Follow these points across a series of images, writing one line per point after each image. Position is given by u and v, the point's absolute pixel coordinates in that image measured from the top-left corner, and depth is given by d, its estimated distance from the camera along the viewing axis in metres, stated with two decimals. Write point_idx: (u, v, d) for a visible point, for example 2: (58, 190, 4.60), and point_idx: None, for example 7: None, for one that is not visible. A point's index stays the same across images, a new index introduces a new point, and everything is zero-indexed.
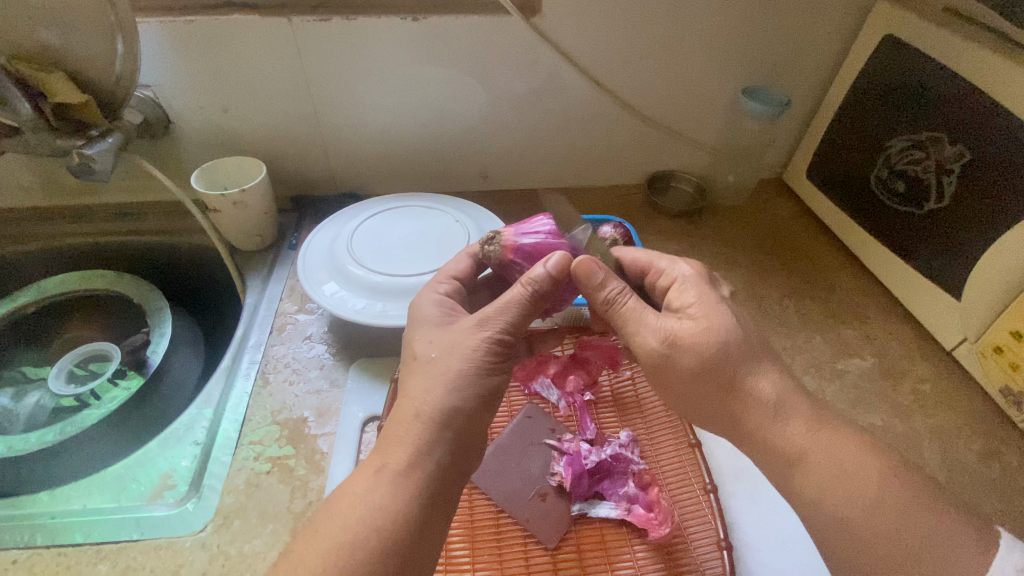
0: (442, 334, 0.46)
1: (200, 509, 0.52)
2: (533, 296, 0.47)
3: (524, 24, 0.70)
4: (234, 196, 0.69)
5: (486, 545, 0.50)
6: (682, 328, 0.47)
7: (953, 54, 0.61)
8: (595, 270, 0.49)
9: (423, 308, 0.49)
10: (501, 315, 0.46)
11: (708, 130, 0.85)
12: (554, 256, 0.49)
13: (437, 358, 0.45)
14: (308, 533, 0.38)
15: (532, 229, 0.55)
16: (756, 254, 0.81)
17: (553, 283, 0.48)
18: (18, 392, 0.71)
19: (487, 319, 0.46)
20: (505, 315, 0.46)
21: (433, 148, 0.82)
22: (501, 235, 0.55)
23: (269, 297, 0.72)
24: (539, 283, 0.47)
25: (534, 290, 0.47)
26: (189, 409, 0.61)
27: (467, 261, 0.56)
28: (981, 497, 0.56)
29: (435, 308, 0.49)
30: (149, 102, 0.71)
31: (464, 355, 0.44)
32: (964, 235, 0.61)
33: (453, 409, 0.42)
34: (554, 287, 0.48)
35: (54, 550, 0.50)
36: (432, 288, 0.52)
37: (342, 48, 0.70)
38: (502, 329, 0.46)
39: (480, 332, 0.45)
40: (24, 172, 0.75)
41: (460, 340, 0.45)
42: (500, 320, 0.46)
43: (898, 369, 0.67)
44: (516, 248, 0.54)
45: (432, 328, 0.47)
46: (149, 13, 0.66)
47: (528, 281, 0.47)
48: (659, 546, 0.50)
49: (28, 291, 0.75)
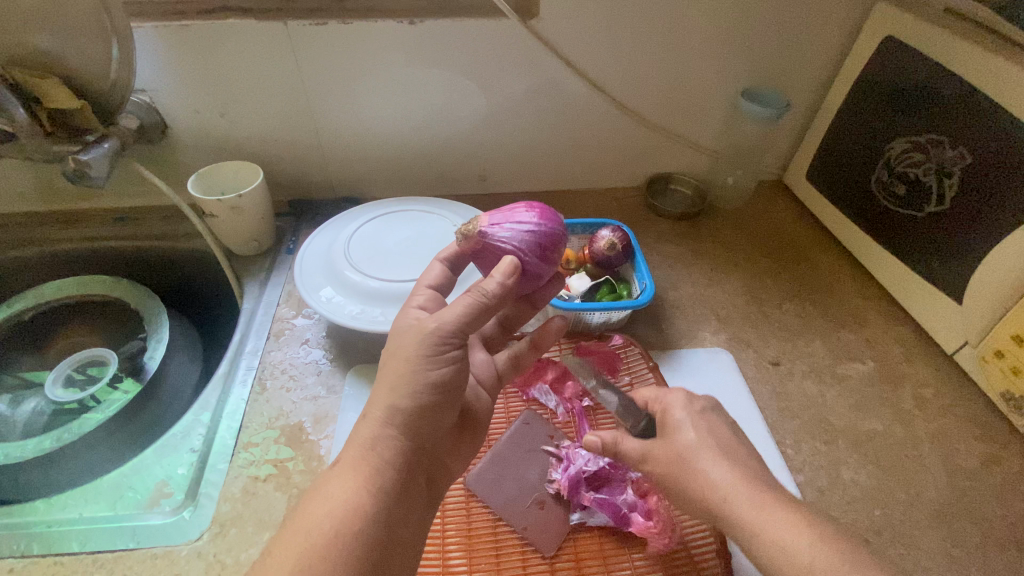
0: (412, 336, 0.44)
1: (197, 518, 0.52)
2: (474, 307, 0.44)
3: (522, 27, 0.69)
4: (230, 201, 0.69)
5: (483, 552, 0.50)
6: None
7: (956, 57, 0.60)
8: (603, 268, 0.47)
9: (399, 317, 0.47)
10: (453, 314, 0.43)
11: (706, 132, 0.84)
12: (503, 264, 0.45)
13: (432, 373, 0.42)
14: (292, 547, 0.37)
15: (511, 221, 0.50)
16: (755, 256, 0.81)
17: (499, 295, 0.44)
18: (16, 399, 0.71)
19: (436, 321, 0.43)
20: (446, 317, 0.43)
21: (431, 151, 0.82)
22: (478, 223, 0.51)
23: (266, 302, 0.72)
24: (488, 289, 0.44)
25: (481, 297, 0.44)
26: (186, 415, 0.61)
27: (445, 273, 0.53)
28: (982, 503, 0.55)
29: (413, 314, 0.47)
30: (146, 106, 0.71)
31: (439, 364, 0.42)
32: (966, 238, 0.61)
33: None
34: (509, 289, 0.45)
35: (51, 559, 0.50)
36: (410, 300, 0.49)
37: (338, 52, 0.69)
38: (444, 332, 0.43)
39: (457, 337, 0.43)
40: (22, 177, 0.75)
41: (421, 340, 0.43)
42: (445, 326, 0.43)
43: (898, 374, 0.67)
44: (486, 243, 0.51)
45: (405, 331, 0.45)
46: (145, 18, 0.66)
47: (476, 287, 0.44)
48: (659, 556, 0.50)
49: (23, 297, 0.74)
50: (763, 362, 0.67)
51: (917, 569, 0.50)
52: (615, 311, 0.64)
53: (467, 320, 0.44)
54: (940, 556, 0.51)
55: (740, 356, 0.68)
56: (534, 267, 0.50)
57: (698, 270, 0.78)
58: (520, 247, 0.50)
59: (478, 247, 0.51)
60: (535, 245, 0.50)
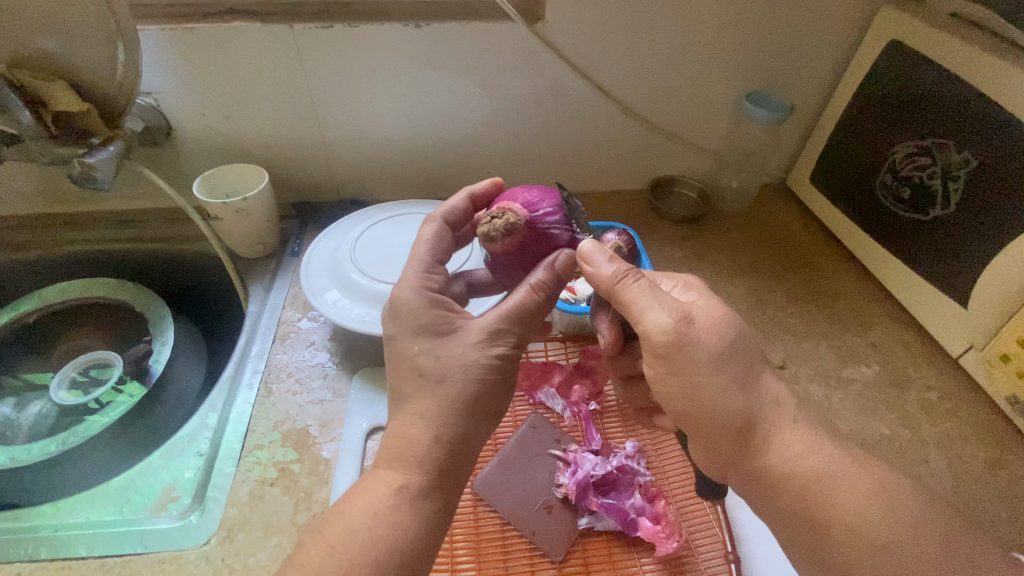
0: (443, 348, 0.43)
1: (204, 522, 0.52)
2: (544, 304, 0.45)
3: (527, 31, 0.70)
4: (236, 204, 0.69)
5: (492, 557, 0.50)
6: (703, 313, 0.48)
7: (961, 61, 0.61)
8: (598, 254, 0.46)
9: (410, 305, 0.44)
10: (510, 327, 0.44)
11: (711, 135, 0.84)
12: (561, 256, 0.45)
13: (440, 379, 0.42)
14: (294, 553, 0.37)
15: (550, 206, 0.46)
16: (760, 260, 0.81)
17: (561, 285, 0.46)
18: (20, 402, 0.71)
19: (500, 341, 0.43)
20: (514, 330, 0.44)
21: (435, 154, 0.82)
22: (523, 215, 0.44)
23: (272, 305, 0.72)
24: (546, 281, 0.44)
25: (547, 291, 0.45)
26: (193, 419, 0.60)
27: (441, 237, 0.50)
28: (988, 507, 0.56)
29: (429, 308, 0.44)
30: (151, 109, 0.71)
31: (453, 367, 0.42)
32: (972, 242, 0.61)
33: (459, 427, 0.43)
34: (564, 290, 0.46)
35: (58, 564, 0.49)
36: (417, 284, 0.46)
37: (343, 55, 0.69)
38: (514, 343, 0.44)
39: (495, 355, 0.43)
40: (27, 180, 0.75)
41: (464, 358, 0.42)
42: (512, 339, 0.44)
43: (903, 377, 0.67)
44: (534, 234, 0.45)
45: (429, 341, 0.43)
46: (152, 21, 0.66)
47: (536, 284, 0.44)
48: (667, 560, 0.50)
49: (30, 298, 0.75)
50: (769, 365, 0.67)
51: None
52: None
53: (536, 321, 0.45)
54: None
55: None
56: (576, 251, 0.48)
57: (703, 274, 0.78)
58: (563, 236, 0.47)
59: (523, 242, 0.45)
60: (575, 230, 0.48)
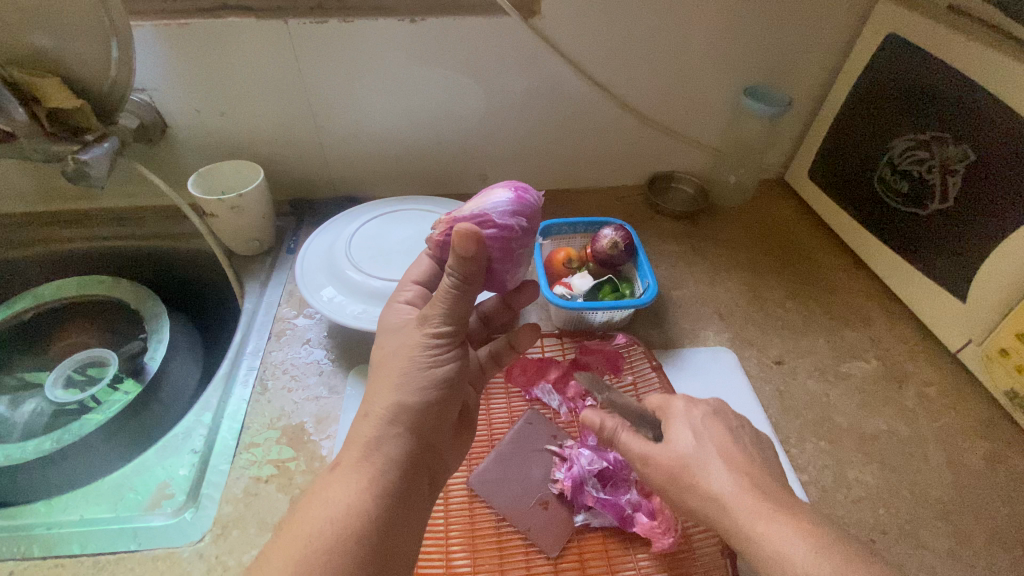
0: (395, 337, 0.46)
1: (198, 519, 0.52)
2: (456, 288, 0.42)
3: (523, 25, 0.69)
4: (230, 201, 0.69)
5: (486, 553, 0.50)
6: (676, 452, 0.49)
7: (959, 54, 0.60)
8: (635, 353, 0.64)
9: (386, 310, 0.49)
10: (435, 307, 0.44)
11: (708, 131, 0.84)
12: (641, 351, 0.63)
13: None
14: (285, 547, 0.37)
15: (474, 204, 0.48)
16: (758, 255, 0.80)
17: (469, 263, 0.41)
18: (15, 401, 0.71)
19: (428, 322, 0.45)
20: (436, 310, 0.44)
21: (431, 150, 0.81)
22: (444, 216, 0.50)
23: (267, 302, 0.71)
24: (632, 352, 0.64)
25: (454, 274, 0.42)
26: (187, 416, 0.60)
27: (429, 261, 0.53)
28: (987, 502, 0.55)
29: (401, 311, 0.49)
30: (145, 106, 0.71)
31: (409, 356, 0.44)
32: (970, 235, 0.60)
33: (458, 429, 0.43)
34: (473, 262, 0.41)
35: (51, 561, 0.49)
36: (396, 295, 0.50)
37: (338, 51, 0.69)
38: (442, 323, 0.44)
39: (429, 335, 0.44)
40: (22, 178, 0.75)
41: (407, 342, 0.45)
42: (438, 318, 0.44)
43: (902, 372, 0.67)
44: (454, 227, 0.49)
45: (392, 333, 0.47)
46: (145, 17, 0.65)
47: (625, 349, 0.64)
48: (663, 556, 0.50)
49: (24, 298, 0.75)
50: (766, 360, 0.67)
51: (923, 569, 0.50)
52: (619, 310, 0.64)
53: (454, 301, 0.43)
54: (944, 556, 0.51)
55: (743, 356, 0.67)
56: (508, 240, 0.47)
57: (701, 270, 0.78)
58: (501, 224, 0.47)
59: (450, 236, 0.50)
60: (523, 218, 0.48)
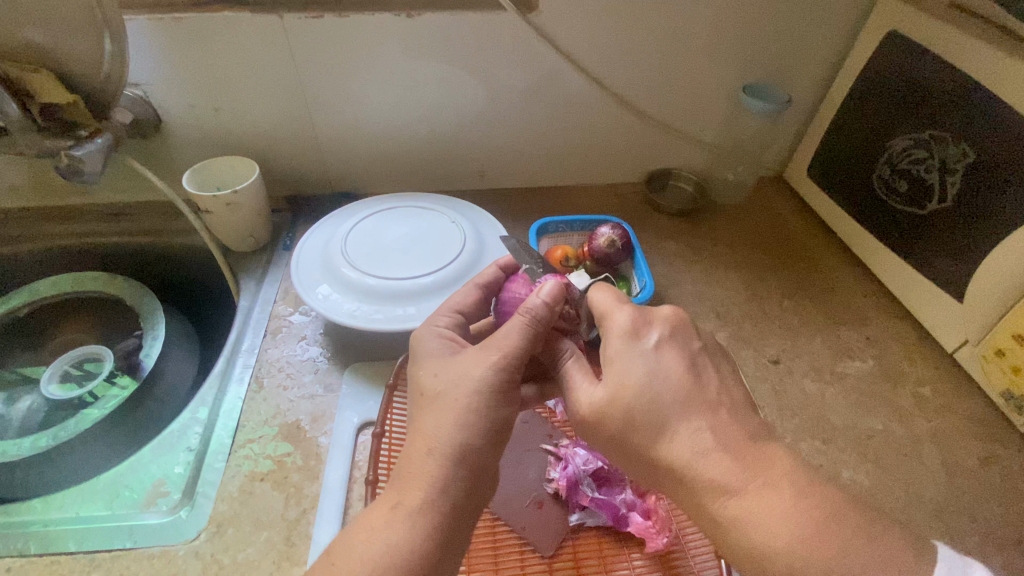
0: (446, 367, 0.44)
1: (194, 517, 0.52)
2: (534, 325, 0.45)
3: (521, 20, 0.69)
4: (225, 198, 0.68)
5: (481, 553, 0.50)
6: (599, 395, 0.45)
7: (960, 53, 0.60)
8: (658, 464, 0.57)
9: (426, 330, 0.49)
10: (509, 341, 0.44)
11: (708, 127, 0.83)
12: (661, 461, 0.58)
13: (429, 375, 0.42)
14: None
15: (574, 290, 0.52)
16: (756, 254, 0.80)
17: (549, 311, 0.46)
18: (12, 397, 0.71)
19: (498, 351, 0.44)
20: (517, 341, 0.44)
21: (428, 146, 0.81)
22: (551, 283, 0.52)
23: (263, 298, 0.71)
24: None
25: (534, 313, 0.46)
26: (183, 414, 0.60)
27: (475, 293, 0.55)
28: (980, 502, 0.55)
29: (442, 336, 0.48)
30: (139, 100, 0.70)
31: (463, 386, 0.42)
32: (969, 237, 0.60)
33: (442, 451, 0.40)
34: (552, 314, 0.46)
35: (48, 558, 0.50)
36: (432, 321, 0.50)
37: (333, 45, 0.68)
38: (514, 360, 0.44)
39: (496, 364, 0.43)
40: (17, 173, 0.75)
41: (465, 370, 0.43)
42: (512, 350, 0.44)
43: (898, 371, 0.67)
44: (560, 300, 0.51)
45: (435, 362, 0.45)
46: (138, 9, 0.65)
47: None
48: (657, 556, 0.50)
49: (20, 294, 0.74)
50: (763, 360, 0.67)
51: None
52: None
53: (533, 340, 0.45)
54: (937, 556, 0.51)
55: (741, 356, 0.67)
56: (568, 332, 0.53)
57: (698, 268, 0.78)
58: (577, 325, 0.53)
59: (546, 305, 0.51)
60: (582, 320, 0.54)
